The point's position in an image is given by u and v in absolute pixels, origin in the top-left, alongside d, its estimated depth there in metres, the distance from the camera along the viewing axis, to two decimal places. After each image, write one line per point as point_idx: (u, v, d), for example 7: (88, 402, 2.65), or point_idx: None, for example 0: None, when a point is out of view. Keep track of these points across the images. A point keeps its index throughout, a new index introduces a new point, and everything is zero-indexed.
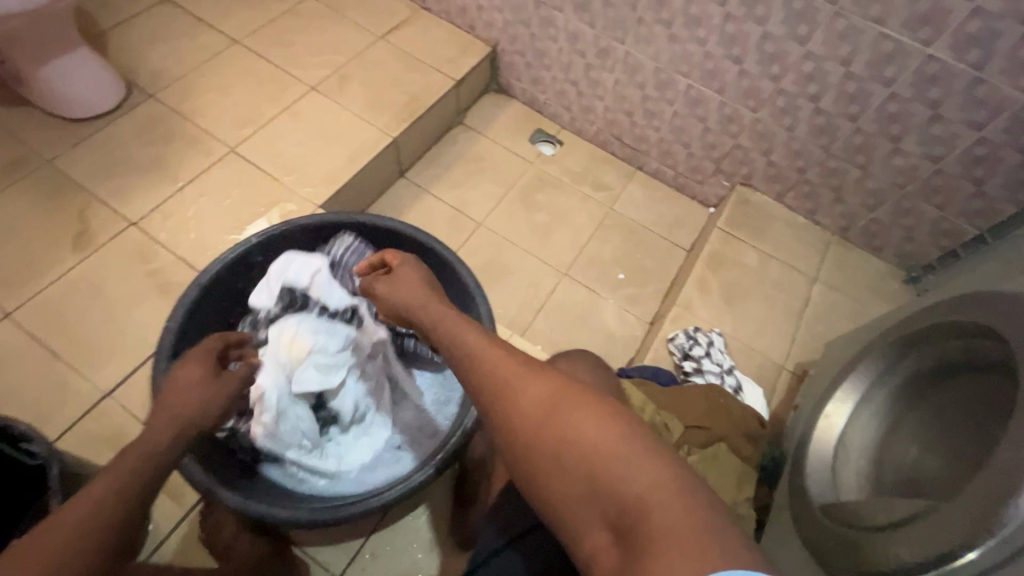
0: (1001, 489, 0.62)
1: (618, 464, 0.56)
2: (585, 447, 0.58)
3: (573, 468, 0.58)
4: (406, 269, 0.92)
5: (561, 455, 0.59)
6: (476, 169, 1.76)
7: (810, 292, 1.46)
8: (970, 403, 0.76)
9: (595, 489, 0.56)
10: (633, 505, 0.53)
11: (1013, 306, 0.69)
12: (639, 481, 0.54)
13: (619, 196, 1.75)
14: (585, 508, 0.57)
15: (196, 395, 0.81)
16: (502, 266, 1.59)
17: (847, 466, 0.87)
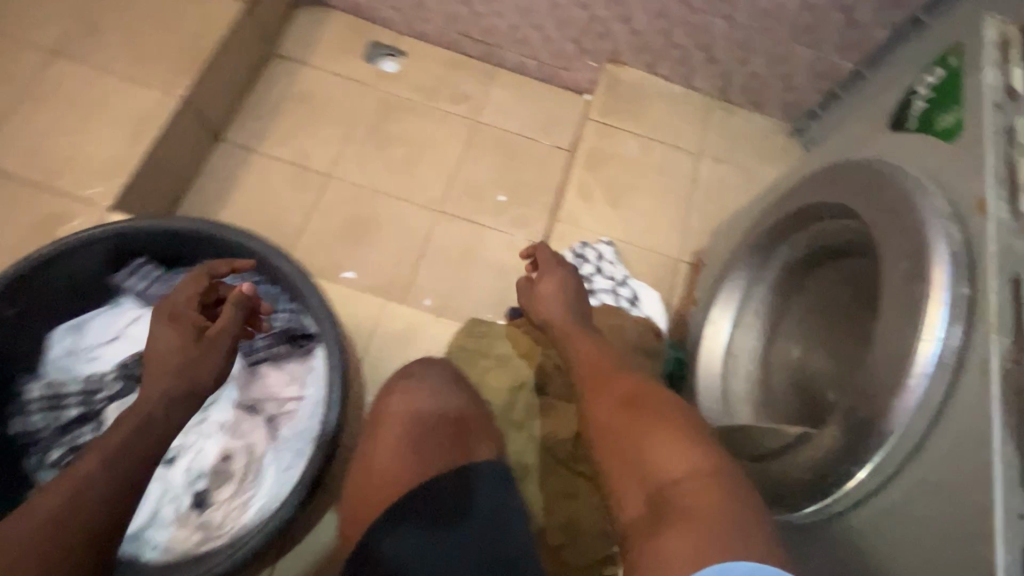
0: (879, 393, 0.60)
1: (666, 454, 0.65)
2: (647, 441, 0.67)
3: (629, 454, 0.68)
4: (548, 283, 0.97)
5: (625, 443, 0.69)
6: (310, 110, 1.47)
7: (698, 169, 1.35)
8: (847, 291, 0.72)
9: (644, 468, 0.66)
10: (665, 491, 0.62)
11: (869, 178, 0.65)
12: (676, 468, 0.63)
13: (483, 104, 1.52)
14: (632, 484, 0.66)
15: (176, 362, 0.78)
16: (366, 220, 1.38)
17: (738, 372, 0.82)
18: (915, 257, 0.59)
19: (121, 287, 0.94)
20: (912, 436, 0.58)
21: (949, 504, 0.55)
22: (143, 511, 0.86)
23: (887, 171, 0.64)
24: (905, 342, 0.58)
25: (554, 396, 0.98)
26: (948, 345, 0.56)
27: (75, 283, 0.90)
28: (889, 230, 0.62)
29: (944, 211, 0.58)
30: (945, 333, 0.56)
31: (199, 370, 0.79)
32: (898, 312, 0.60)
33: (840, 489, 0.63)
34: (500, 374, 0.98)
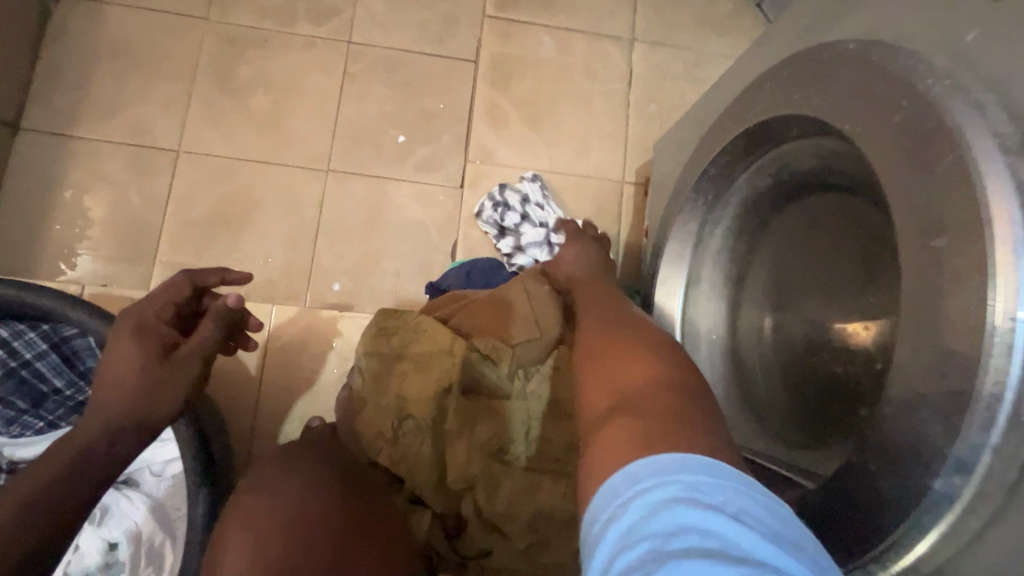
0: (920, 418, 0.38)
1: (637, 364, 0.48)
2: (621, 345, 0.52)
3: (599, 355, 0.52)
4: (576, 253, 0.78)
5: (599, 346, 0.53)
6: (133, 67, 1.13)
7: (632, 60, 1.10)
8: (847, 233, 0.51)
9: (609, 372, 0.49)
10: (620, 402, 0.45)
11: (863, 72, 0.44)
12: (638, 374, 0.47)
13: (356, 17, 1.18)
14: (591, 383, 0.50)
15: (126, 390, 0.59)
16: (240, 200, 1.11)
17: (701, 345, 0.63)
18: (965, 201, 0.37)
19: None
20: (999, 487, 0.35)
21: None
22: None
23: (885, 59, 0.43)
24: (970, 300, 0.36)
25: (490, 394, 0.81)
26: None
27: None
28: (913, 165, 0.40)
29: (1008, 137, 0.36)
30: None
31: (165, 393, 0.61)
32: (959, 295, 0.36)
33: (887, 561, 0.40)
34: (419, 382, 0.81)
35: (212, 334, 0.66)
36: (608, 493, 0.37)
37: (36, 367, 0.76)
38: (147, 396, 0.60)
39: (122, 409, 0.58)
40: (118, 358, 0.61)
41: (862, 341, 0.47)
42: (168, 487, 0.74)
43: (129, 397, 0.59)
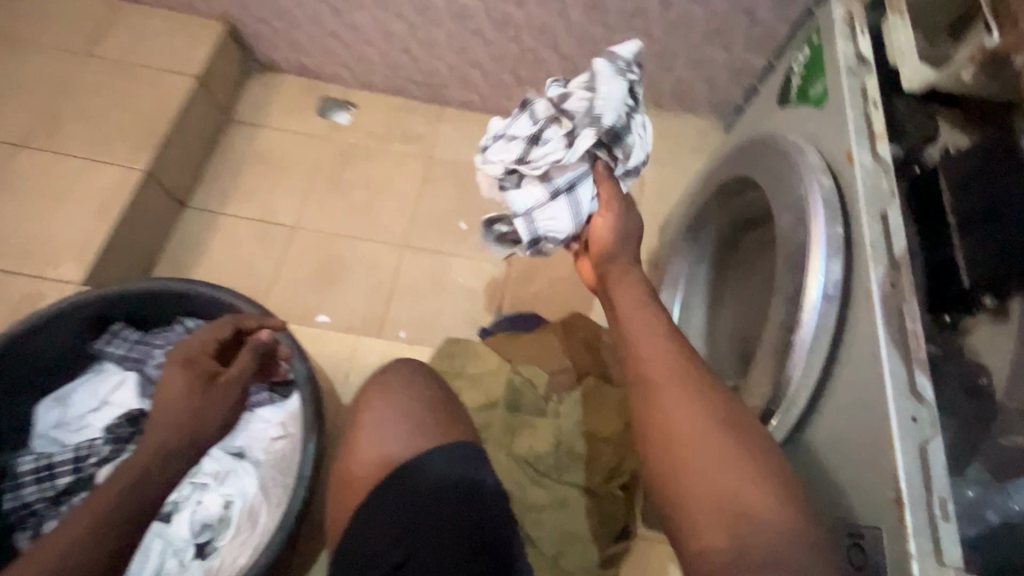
0: (786, 341, 0.60)
1: (742, 476, 0.53)
2: (717, 450, 0.55)
3: (690, 461, 0.55)
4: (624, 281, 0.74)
5: (694, 446, 0.56)
6: (271, 168, 1.53)
7: (642, 173, 1.44)
8: (759, 255, 0.74)
9: (714, 483, 0.53)
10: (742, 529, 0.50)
11: (758, 147, 0.68)
12: (750, 500, 0.52)
13: (434, 141, 1.60)
14: (708, 510, 0.52)
15: (181, 413, 0.84)
16: (335, 264, 1.42)
17: (689, 348, 0.84)
18: (798, 210, 0.60)
19: (103, 354, 0.96)
20: (817, 369, 0.58)
21: (858, 428, 0.54)
22: (147, 569, 0.87)
23: (770, 138, 0.67)
24: (800, 261, 0.58)
25: (530, 412, 0.98)
26: (831, 280, 0.56)
27: (59, 358, 0.94)
28: (771, 186, 0.65)
29: (818, 165, 0.60)
30: (827, 270, 0.56)
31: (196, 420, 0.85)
32: (791, 264, 0.60)
33: (769, 427, 0.61)
34: (473, 394, 0.99)
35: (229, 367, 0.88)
36: None
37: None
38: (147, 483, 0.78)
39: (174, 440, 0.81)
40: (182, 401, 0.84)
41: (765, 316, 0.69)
42: (274, 454, 0.95)
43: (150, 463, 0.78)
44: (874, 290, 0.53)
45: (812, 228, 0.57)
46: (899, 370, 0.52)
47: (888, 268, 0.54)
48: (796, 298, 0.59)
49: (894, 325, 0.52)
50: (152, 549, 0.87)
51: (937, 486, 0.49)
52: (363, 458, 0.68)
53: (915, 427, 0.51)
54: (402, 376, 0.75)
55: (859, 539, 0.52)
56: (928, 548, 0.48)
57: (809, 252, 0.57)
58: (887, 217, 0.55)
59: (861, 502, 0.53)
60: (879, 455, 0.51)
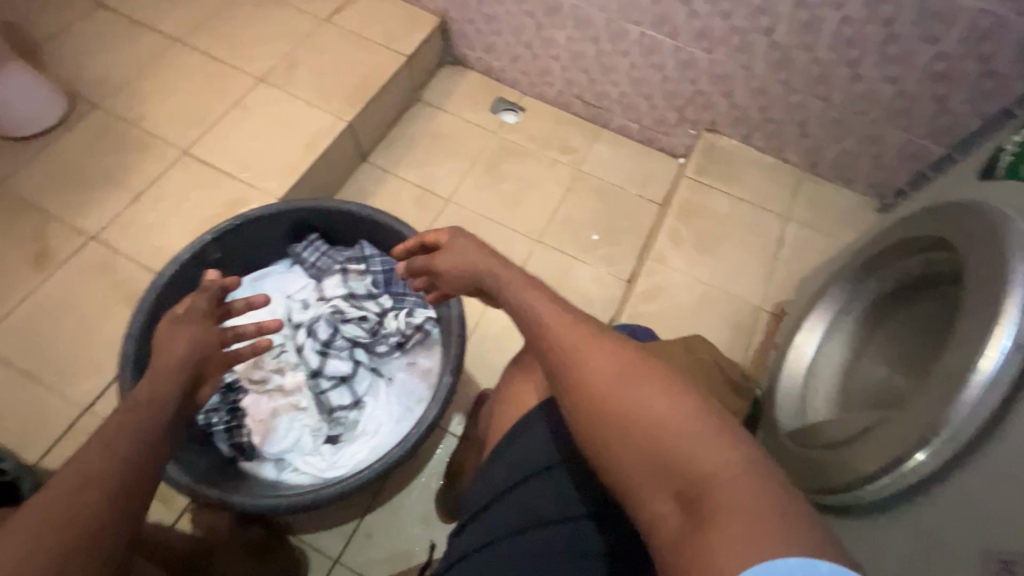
0: (950, 397, 0.58)
1: (686, 435, 0.55)
2: (656, 417, 0.58)
3: (632, 437, 0.58)
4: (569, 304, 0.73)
5: (636, 424, 0.58)
6: (440, 146, 1.73)
7: (784, 231, 1.46)
8: (928, 316, 0.75)
9: (650, 443, 0.57)
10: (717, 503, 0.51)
11: (958, 212, 0.68)
12: (713, 468, 0.53)
13: (587, 157, 1.72)
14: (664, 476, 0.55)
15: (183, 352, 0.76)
16: (474, 240, 1.57)
17: (818, 392, 0.85)
18: (996, 268, 0.60)
19: (297, 257, 1.13)
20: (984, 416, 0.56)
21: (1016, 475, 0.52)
22: (288, 438, 1.00)
23: (975, 206, 0.67)
24: (986, 327, 0.58)
25: None
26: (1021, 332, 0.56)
27: (265, 247, 1.12)
28: (970, 250, 0.64)
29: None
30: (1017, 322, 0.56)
31: (175, 347, 0.76)
32: (976, 322, 0.60)
33: (904, 464, 0.61)
34: None
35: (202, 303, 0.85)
36: None
37: (378, 279, 1.12)
38: (145, 403, 0.67)
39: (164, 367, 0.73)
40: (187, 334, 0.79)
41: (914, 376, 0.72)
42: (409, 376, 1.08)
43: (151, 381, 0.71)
44: None
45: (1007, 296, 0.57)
46: None
47: None
48: (977, 347, 0.58)
49: None
50: (296, 423, 1.01)
51: None
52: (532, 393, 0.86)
53: None
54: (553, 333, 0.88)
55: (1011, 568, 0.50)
56: None
57: (1001, 312, 0.57)
58: None
59: (1004, 529, 0.52)
60: None
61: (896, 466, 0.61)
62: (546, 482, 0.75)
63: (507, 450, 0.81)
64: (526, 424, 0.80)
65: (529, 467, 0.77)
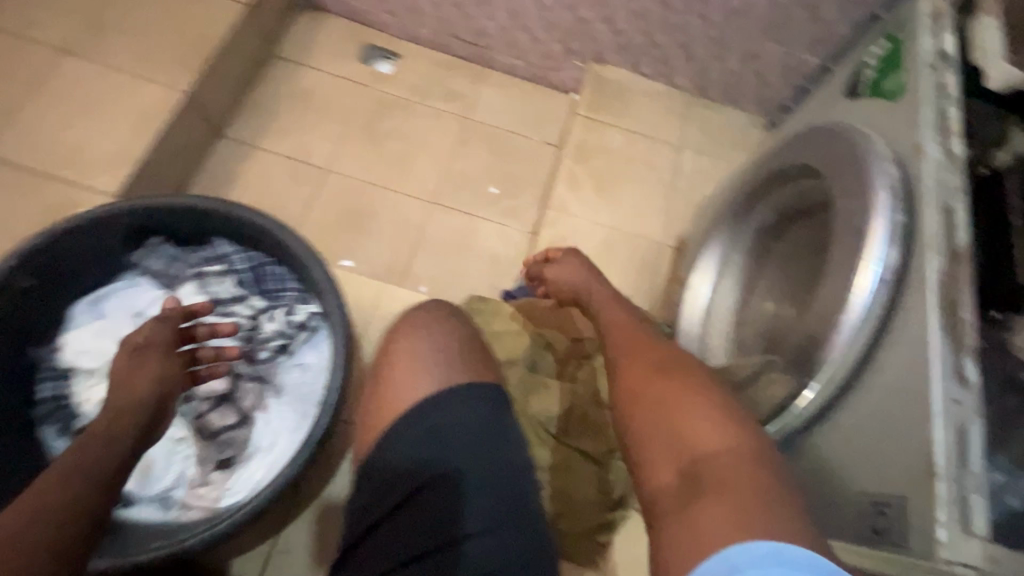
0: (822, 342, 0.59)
1: (697, 413, 0.57)
2: (680, 394, 0.60)
3: (649, 412, 0.60)
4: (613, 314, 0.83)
5: (662, 406, 0.60)
6: (309, 108, 1.53)
7: (680, 161, 1.44)
8: (810, 245, 0.74)
9: (665, 418, 0.59)
10: (712, 477, 0.52)
11: (826, 137, 0.67)
12: (714, 442, 0.54)
13: (475, 103, 1.59)
14: (671, 451, 0.56)
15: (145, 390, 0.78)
16: (364, 210, 1.43)
17: (715, 332, 0.84)
18: (858, 199, 0.59)
19: (141, 267, 0.97)
20: (853, 350, 0.57)
21: (887, 409, 0.55)
22: (171, 473, 0.90)
23: (841, 130, 0.65)
24: (853, 260, 0.57)
25: (547, 374, 1.00)
26: (887, 268, 0.56)
27: (92, 262, 0.94)
28: (836, 178, 0.63)
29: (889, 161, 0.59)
30: (885, 257, 0.56)
31: (136, 383, 0.78)
32: (845, 254, 0.59)
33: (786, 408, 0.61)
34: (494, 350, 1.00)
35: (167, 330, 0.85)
36: (721, 556, 0.46)
37: (246, 278, 0.99)
38: (99, 439, 0.70)
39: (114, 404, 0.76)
40: (148, 370, 0.80)
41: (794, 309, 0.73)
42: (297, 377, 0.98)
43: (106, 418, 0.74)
44: (930, 280, 0.53)
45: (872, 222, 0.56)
46: (947, 357, 0.52)
47: (947, 259, 0.53)
48: (845, 283, 0.58)
49: (947, 313, 0.52)
50: (177, 454, 0.91)
51: (972, 462, 0.51)
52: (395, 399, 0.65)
53: (956, 408, 0.51)
54: (426, 317, 0.71)
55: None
56: (957, 520, 0.49)
57: (866, 243, 0.56)
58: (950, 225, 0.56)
59: (882, 469, 0.55)
60: (908, 432, 0.53)
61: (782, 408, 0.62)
62: (427, 501, 0.59)
63: (369, 474, 0.62)
64: (391, 436, 0.62)
65: (401, 485, 0.60)
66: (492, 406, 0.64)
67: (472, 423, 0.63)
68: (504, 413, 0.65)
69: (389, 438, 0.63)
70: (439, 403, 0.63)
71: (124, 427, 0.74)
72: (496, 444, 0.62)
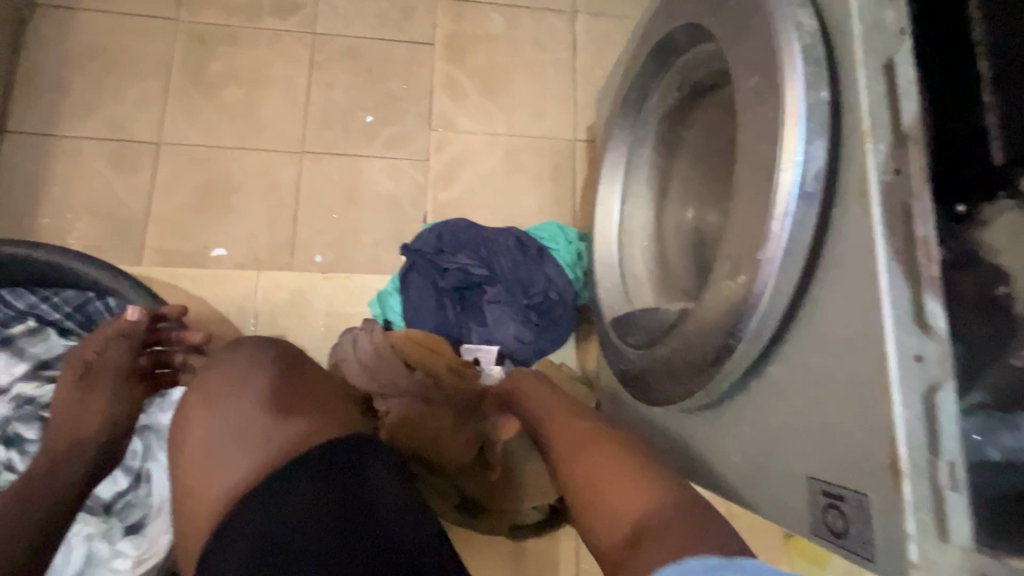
0: (733, 299, 0.41)
1: (616, 467, 0.50)
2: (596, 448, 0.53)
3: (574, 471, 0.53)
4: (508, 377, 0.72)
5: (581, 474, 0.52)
6: (108, 68, 1.19)
7: (575, 33, 1.23)
8: (728, 131, 0.57)
9: (589, 477, 0.51)
10: (645, 525, 0.44)
11: None
12: (639, 498, 0.46)
13: (316, 10, 1.24)
14: (598, 518, 0.48)
15: (93, 416, 0.73)
16: (220, 184, 1.16)
17: (634, 251, 0.71)
18: (767, 67, 0.40)
19: None
20: (785, 293, 0.39)
21: (835, 381, 0.36)
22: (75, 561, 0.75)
23: None
24: (765, 158, 0.39)
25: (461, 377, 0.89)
26: (810, 171, 0.37)
27: None
28: (732, 39, 0.44)
29: None
30: (806, 153, 0.36)
31: (85, 422, 0.72)
32: (755, 154, 0.40)
33: (704, 385, 0.45)
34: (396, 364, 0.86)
35: (127, 350, 0.75)
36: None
37: (67, 326, 0.80)
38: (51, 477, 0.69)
39: (56, 444, 0.71)
40: (97, 407, 0.73)
41: (709, 221, 0.59)
42: None
43: (52, 458, 0.70)
44: (871, 183, 0.34)
45: (788, 97, 0.37)
46: (901, 296, 0.33)
47: (889, 146, 0.34)
48: (759, 204, 0.39)
49: (896, 229, 0.33)
50: (74, 539, 0.76)
51: (948, 446, 0.32)
52: (204, 479, 0.52)
53: (919, 369, 0.33)
54: (229, 378, 0.57)
55: (836, 503, 0.37)
56: (931, 523, 0.32)
57: (784, 136, 0.37)
58: (895, 67, 0.35)
59: (833, 454, 0.37)
60: (869, 412, 0.34)
61: (702, 381, 0.45)
62: None
63: None
64: (207, 562, 0.48)
65: None
66: (322, 476, 0.51)
67: (304, 511, 0.49)
68: (348, 473, 0.52)
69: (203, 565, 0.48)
70: (259, 499, 0.49)
71: (77, 466, 0.71)
72: (341, 519, 0.50)
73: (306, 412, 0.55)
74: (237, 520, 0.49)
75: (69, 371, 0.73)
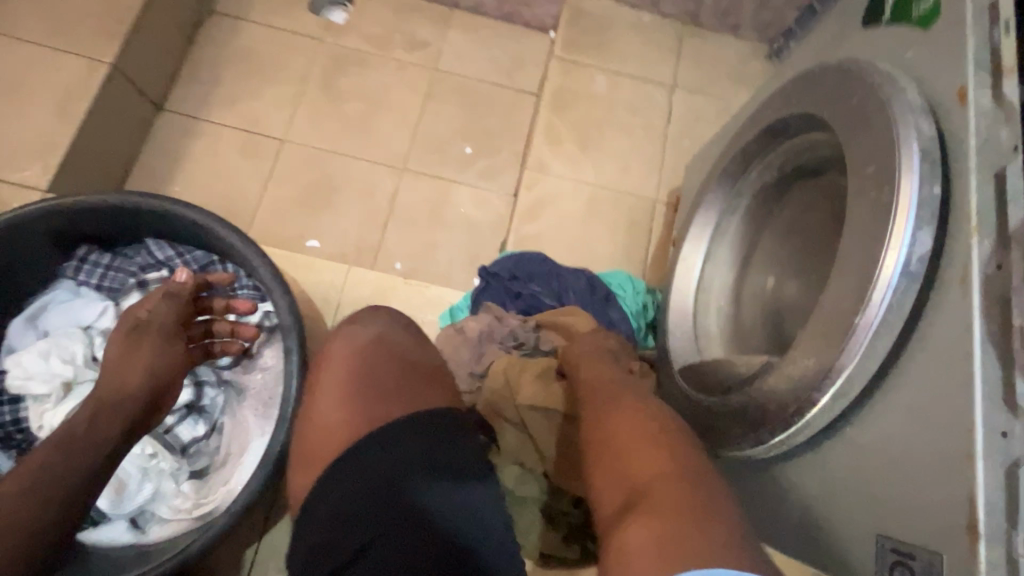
0: (819, 363, 0.45)
1: (636, 438, 0.54)
2: (626, 420, 0.58)
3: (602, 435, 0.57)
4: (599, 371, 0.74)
5: (608, 442, 0.56)
6: (256, 72, 1.36)
7: (671, 104, 1.32)
8: (824, 212, 0.62)
9: (613, 445, 0.55)
10: (647, 493, 0.48)
11: (839, 80, 0.54)
12: (648, 467, 0.50)
13: (441, 50, 1.39)
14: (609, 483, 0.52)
15: (138, 369, 0.72)
16: (327, 184, 1.28)
17: (709, 309, 0.75)
18: (883, 160, 0.45)
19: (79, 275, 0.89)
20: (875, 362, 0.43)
21: (917, 448, 0.40)
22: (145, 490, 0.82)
23: (855, 73, 0.52)
24: (873, 238, 0.43)
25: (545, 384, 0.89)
26: (917, 254, 0.41)
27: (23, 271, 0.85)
28: (849, 133, 0.50)
29: (917, 105, 0.45)
30: (913, 239, 0.41)
31: (127, 377, 0.71)
32: (863, 232, 0.45)
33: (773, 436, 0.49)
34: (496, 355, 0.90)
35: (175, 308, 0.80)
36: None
37: None
38: (90, 427, 0.64)
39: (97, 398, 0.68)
40: (141, 361, 0.73)
41: (792, 291, 0.63)
42: (260, 382, 0.90)
43: (92, 411, 0.66)
44: (974, 274, 0.38)
45: (901, 188, 0.42)
46: (994, 378, 0.37)
47: (994, 244, 0.39)
48: (861, 277, 0.44)
49: (995, 317, 0.37)
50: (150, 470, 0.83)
51: None
52: (313, 430, 0.59)
53: (1003, 446, 0.36)
54: (347, 345, 0.64)
55: (906, 560, 0.40)
56: None
57: (893, 223, 0.42)
58: (1005, 177, 0.39)
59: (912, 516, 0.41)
60: (951, 480, 0.38)
61: (777, 431, 0.48)
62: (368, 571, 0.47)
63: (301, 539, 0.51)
64: (309, 502, 0.53)
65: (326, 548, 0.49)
66: (417, 436, 0.55)
67: (397, 464, 0.53)
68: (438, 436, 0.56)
69: (306, 503, 0.53)
70: (361, 449, 0.54)
71: (116, 420, 0.67)
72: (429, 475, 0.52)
73: (408, 389, 0.61)
74: (339, 469, 0.54)
75: (120, 329, 0.76)
